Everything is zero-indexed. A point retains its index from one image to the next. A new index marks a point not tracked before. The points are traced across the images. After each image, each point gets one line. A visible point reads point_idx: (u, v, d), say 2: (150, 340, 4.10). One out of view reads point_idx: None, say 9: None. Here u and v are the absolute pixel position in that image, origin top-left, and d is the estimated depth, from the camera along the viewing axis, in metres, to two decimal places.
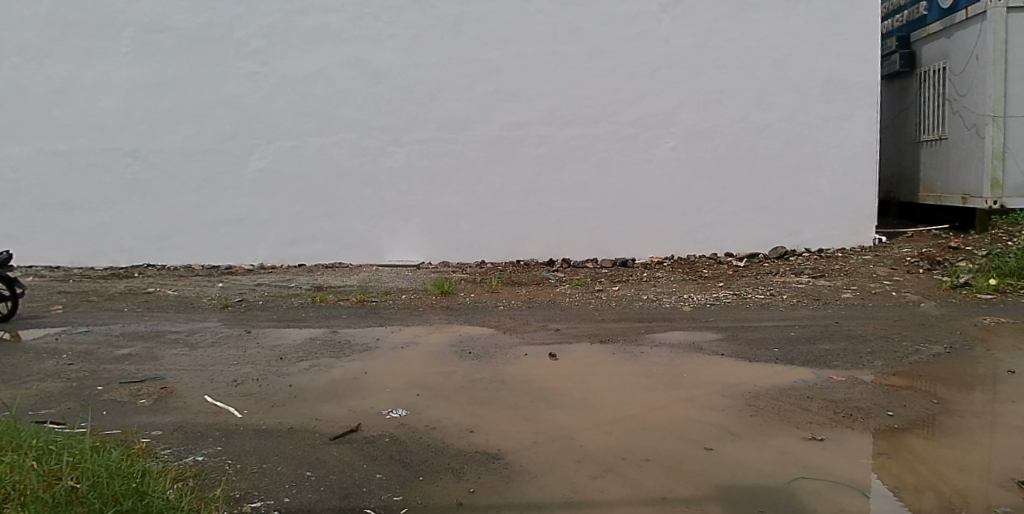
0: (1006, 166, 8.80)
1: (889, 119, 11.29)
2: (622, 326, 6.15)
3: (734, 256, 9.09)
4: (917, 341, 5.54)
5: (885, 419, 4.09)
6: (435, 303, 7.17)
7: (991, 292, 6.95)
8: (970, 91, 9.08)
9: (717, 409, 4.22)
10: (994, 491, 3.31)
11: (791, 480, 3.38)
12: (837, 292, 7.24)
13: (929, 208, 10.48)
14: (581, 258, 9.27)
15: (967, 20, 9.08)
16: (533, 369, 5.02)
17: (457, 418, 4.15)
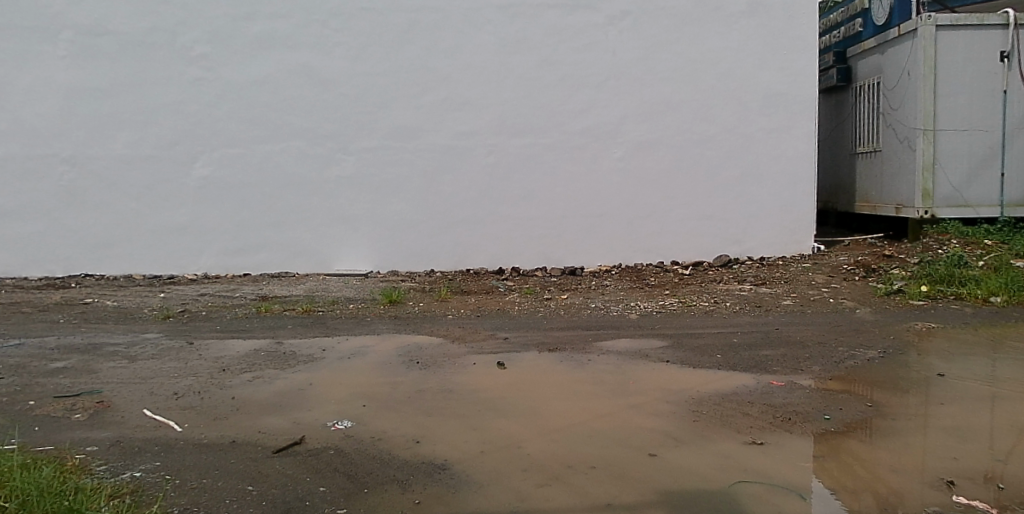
0: (936, 178, 9.17)
1: (826, 132, 11.67)
2: (569, 334, 6.20)
3: (679, 264, 9.25)
4: (853, 346, 5.72)
5: (821, 423, 4.21)
6: (383, 313, 7.12)
7: (923, 298, 7.23)
8: (902, 105, 9.44)
9: (663, 416, 4.29)
10: (924, 491, 3.45)
11: (731, 484, 3.46)
12: (778, 299, 7.43)
13: (865, 218, 10.84)
14: (530, 267, 9.32)
15: (900, 37, 9.45)
16: (482, 378, 5.02)
17: (403, 429, 4.13)
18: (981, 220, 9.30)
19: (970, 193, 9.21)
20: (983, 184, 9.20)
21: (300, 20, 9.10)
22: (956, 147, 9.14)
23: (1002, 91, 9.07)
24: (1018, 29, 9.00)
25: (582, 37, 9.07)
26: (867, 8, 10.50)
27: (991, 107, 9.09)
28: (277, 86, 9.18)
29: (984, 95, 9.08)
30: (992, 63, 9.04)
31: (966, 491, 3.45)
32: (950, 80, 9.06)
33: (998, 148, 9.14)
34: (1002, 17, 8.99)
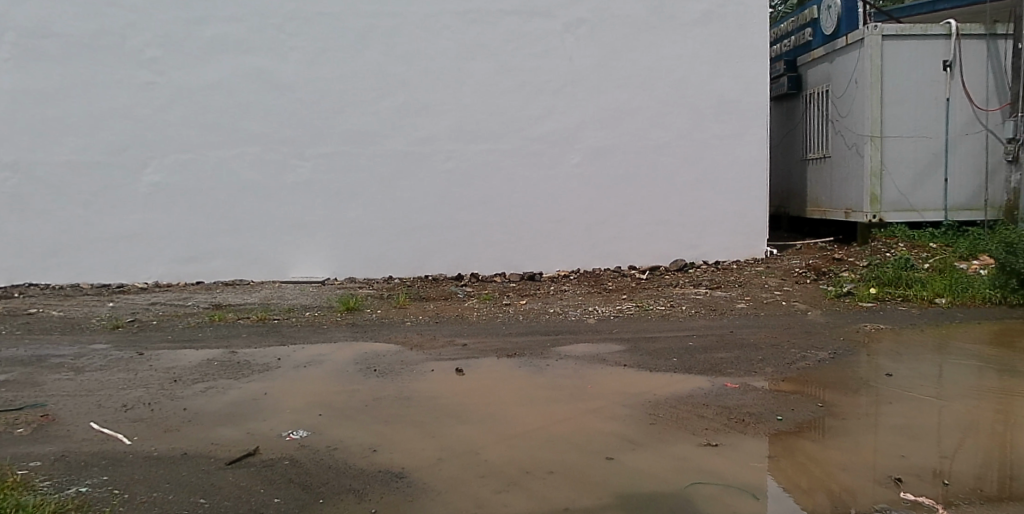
0: (884, 183, 9.44)
1: (778, 138, 11.93)
2: (528, 340, 6.21)
3: (637, 269, 9.34)
4: (804, 348, 5.84)
5: (774, 423, 4.29)
6: (340, 320, 7.05)
7: (871, 300, 7.43)
8: (851, 113, 9.69)
9: (620, 419, 4.32)
10: (874, 489, 3.54)
11: (686, 486, 3.50)
12: (732, 302, 7.56)
13: (816, 222, 11.11)
14: (489, 272, 9.32)
15: (848, 46, 9.71)
16: (440, 385, 5.00)
17: (360, 437, 4.09)
18: (926, 224, 9.59)
19: (916, 198, 9.50)
20: (928, 189, 9.49)
21: (254, 24, 8.98)
22: (902, 154, 9.41)
23: (945, 99, 9.38)
24: (959, 39, 9.32)
25: (539, 43, 9.12)
26: (816, 18, 10.76)
27: (935, 115, 9.39)
28: (230, 90, 9.03)
29: (928, 103, 9.37)
30: (935, 72, 9.34)
31: (913, 487, 3.55)
32: (896, 88, 9.33)
33: (942, 154, 9.44)
34: (944, 28, 9.30)
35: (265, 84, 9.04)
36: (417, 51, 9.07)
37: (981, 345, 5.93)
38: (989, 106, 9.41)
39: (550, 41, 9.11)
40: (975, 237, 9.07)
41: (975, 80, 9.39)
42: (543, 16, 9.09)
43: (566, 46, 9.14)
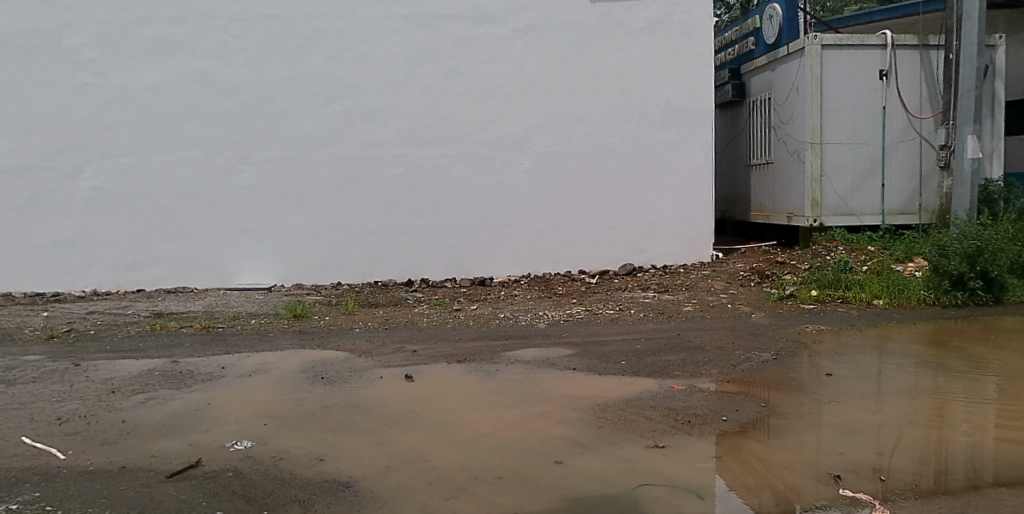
0: (824, 189, 9.71)
1: (723, 144, 12.18)
2: (478, 345, 6.19)
3: (586, 273, 9.42)
4: (749, 350, 5.97)
5: (719, 424, 4.37)
6: (287, 327, 6.93)
7: (812, 302, 7.64)
8: (792, 120, 9.95)
9: (569, 423, 4.35)
10: (815, 486, 3.63)
11: (634, 488, 3.54)
12: (679, 305, 7.68)
13: (760, 226, 11.37)
14: (439, 278, 9.28)
15: (789, 55, 9.97)
16: (389, 392, 4.96)
17: (307, 446, 4.02)
18: (864, 227, 9.91)
19: (855, 203, 9.80)
20: (866, 194, 9.81)
21: (196, 26, 8.78)
22: (840, 160, 9.71)
23: (882, 107, 9.70)
24: (894, 50, 9.66)
25: (488, 49, 9.14)
26: (758, 28, 11.01)
27: (871, 122, 9.71)
28: (172, 93, 8.82)
29: (865, 111, 9.68)
30: (871, 81, 9.66)
31: (852, 484, 3.65)
32: (834, 96, 9.61)
33: (879, 160, 9.77)
34: (880, 38, 9.62)
35: (208, 87, 8.84)
36: None
37: (915, 345, 6.14)
38: (923, 113, 9.80)
39: (499, 47, 9.14)
40: (911, 240, 9.40)
41: (909, 89, 9.74)
42: (492, 22, 9.11)
43: (516, 52, 9.17)
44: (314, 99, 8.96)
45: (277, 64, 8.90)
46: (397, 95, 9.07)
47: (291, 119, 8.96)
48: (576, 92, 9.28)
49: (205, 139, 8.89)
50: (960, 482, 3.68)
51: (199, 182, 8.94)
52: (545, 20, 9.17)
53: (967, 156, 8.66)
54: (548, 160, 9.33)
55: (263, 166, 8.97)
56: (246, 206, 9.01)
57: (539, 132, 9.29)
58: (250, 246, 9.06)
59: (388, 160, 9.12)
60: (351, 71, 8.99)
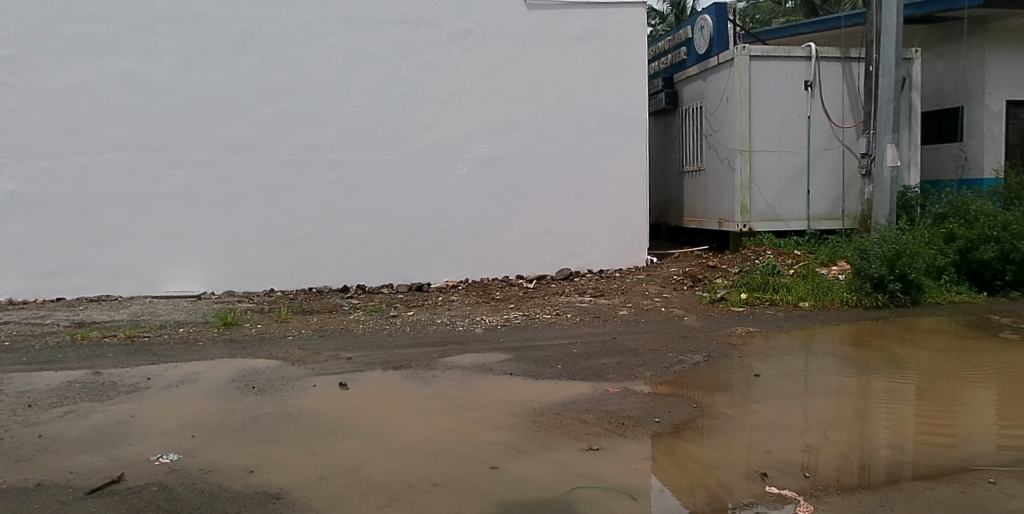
0: (752, 195, 10.01)
1: (657, 152, 12.43)
2: (415, 352, 6.15)
3: (524, 278, 9.46)
4: (681, 352, 6.10)
5: (652, 426, 4.45)
6: (216, 336, 6.73)
7: (742, 305, 7.86)
8: (723, 128, 10.22)
9: (504, 428, 4.35)
10: (743, 485, 3.72)
11: (569, 490, 3.57)
12: (615, 309, 7.79)
13: (693, 231, 11.63)
14: (375, 284, 9.17)
15: (719, 65, 10.25)
16: (324, 400, 4.87)
17: (236, 458, 3.92)
18: (791, 232, 10.24)
19: (782, 208, 10.13)
20: (792, 200, 10.14)
21: (121, 24, 8.48)
22: (768, 167, 10.02)
23: (807, 116, 10.06)
24: (818, 61, 10.04)
25: (424, 54, 9.10)
26: (690, 38, 11.29)
27: (797, 131, 10.06)
28: (95, 95, 8.49)
29: (791, 121, 10.03)
30: (797, 91, 10.01)
31: (777, 481, 3.76)
32: (762, 106, 9.92)
33: (804, 168, 10.12)
34: (805, 50, 9.99)
35: (133, 87, 8.54)
36: (299, 58, 8.85)
37: (840, 346, 6.38)
38: (845, 123, 10.22)
39: (436, 53, 9.12)
40: (834, 244, 9.76)
41: (832, 100, 10.14)
42: (429, 27, 9.08)
43: (453, 57, 9.17)
44: (246, 102, 8.76)
45: (207, 66, 8.67)
46: (332, 99, 8.95)
47: (222, 122, 8.74)
48: (514, 98, 9.34)
49: (130, 142, 8.59)
50: (879, 477, 3.83)
51: (124, 187, 8.62)
52: (482, 27, 9.19)
53: (886, 164, 9.05)
54: (485, 165, 9.34)
55: (192, 170, 8.72)
56: (174, 212, 8.73)
57: (476, 138, 9.30)
58: (178, 253, 8.78)
59: (323, 165, 8.98)
60: (285, 74, 8.83)
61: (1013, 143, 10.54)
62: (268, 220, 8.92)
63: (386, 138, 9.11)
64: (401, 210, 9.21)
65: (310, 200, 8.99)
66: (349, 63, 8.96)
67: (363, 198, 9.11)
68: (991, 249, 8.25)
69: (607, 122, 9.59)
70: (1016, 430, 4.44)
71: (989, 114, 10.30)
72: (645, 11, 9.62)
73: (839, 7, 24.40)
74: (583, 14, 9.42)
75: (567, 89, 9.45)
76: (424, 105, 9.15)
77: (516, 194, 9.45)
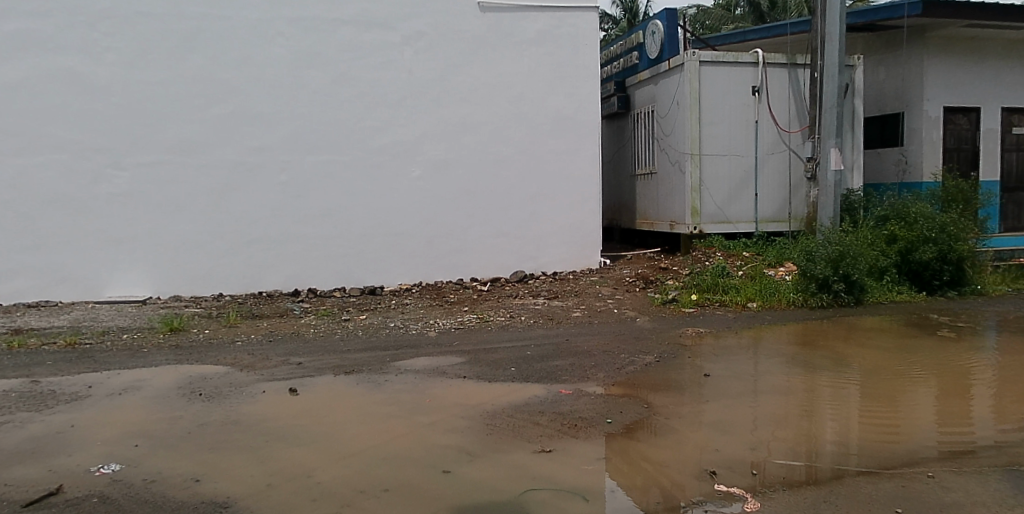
0: (702, 198, 10.17)
1: (610, 155, 12.56)
2: (367, 356, 6.09)
3: (478, 281, 9.45)
4: (633, 353, 6.16)
5: (604, 426, 4.48)
6: (162, 342, 6.56)
7: (693, 306, 7.98)
8: (673, 132, 10.36)
9: (456, 431, 4.34)
10: (693, 484, 3.77)
11: (521, 493, 3.58)
12: (568, 311, 7.84)
13: (645, 234, 11.77)
14: (327, 288, 9.06)
15: (670, 70, 10.40)
16: (274, 406, 4.79)
17: (182, 467, 3.82)
18: (740, 234, 10.45)
19: (731, 211, 10.32)
20: (741, 203, 10.34)
21: (61, 21, 8.21)
22: (717, 170, 10.20)
23: (754, 121, 10.27)
24: (765, 68, 10.27)
25: (377, 55, 9.04)
26: (642, 43, 11.44)
27: (745, 136, 10.26)
28: (34, 93, 8.21)
29: (740, 125, 10.23)
30: (745, 97, 10.22)
31: (726, 480, 3.83)
32: (711, 110, 10.10)
33: (752, 171, 10.34)
34: (752, 56, 10.20)
35: (74, 86, 8.28)
36: (249, 58, 8.69)
37: (787, 345, 6.52)
38: (792, 128, 10.46)
39: (389, 53, 9.06)
40: (781, 246, 9.98)
41: (779, 105, 10.38)
42: (382, 28, 9.02)
43: (406, 58, 9.12)
44: (193, 102, 8.57)
45: (152, 65, 8.45)
46: (283, 100, 8.82)
47: (168, 123, 8.54)
48: (467, 100, 9.33)
49: (70, 142, 8.32)
50: (824, 474, 3.92)
51: (63, 189, 8.34)
52: (436, 28, 9.17)
53: (830, 167, 9.30)
54: (439, 168, 9.31)
55: (136, 172, 8.49)
56: (117, 215, 8.49)
57: (429, 140, 9.26)
58: (121, 257, 8.53)
59: (273, 167, 8.83)
60: (234, 74, 8.67)
61: (950, 147, 10.91)
62: (216, 223, 8.73)
63: (338, 140, 9.00)
64: (353, 213, 9.11)
65: (260, 202, 8.83)
66: (300, 63, 8.84)
67: (314, 201, 8.99)
68: (930, 249, 8.54)
69: (560, 125, 9.65)
70: (954, 425, 4.60)
71: (927, 119, 10.65)
72: (597, 15, 9.71)
73: (785, 14, 25.01)
74: (536, 17, 9.46)
75: (520, 92, 9.48)
76: (376, 107, 9.08)
77: (470, 197, 9.43)
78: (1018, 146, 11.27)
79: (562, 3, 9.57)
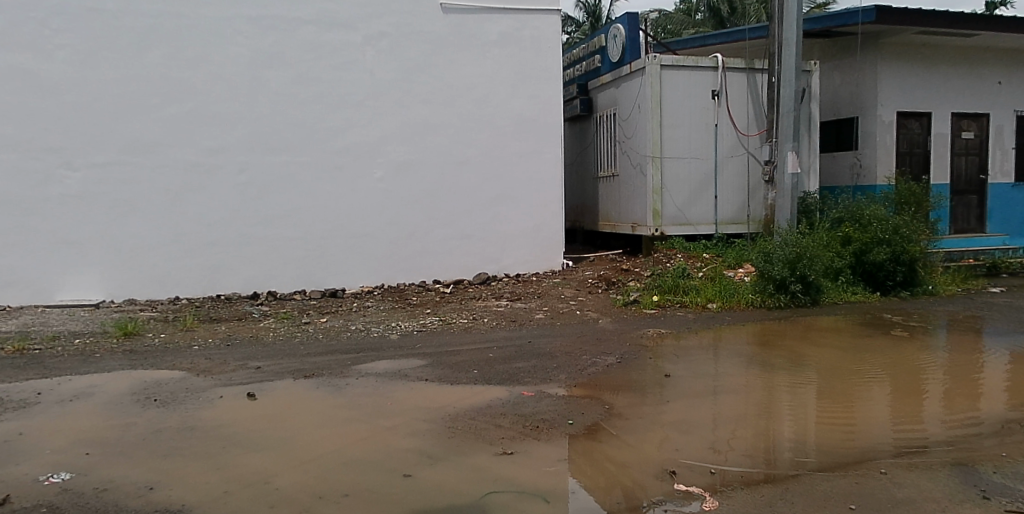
0: (663, 200, 10.28)
1: (573, 157, 12.62)
2: (327, 359, 6.02)
3: (441, 283, 9.41)
4: (595, 354, 6.20)
5: (566, 428, 4.50)
6: (115, 347, 6.40)
7: (654, 307, 8.06)
8: (635, 135, 10.46)
9: (417, 435, 4.31)
10: (653, 484, 3.80)
11: (483, 496, 3.57)
12: (531, 313, 7.85)
13: (607, 236, 11.86)
14: (287, 290, 8.94)
15: (632, 74, 10.50)
16: (232, 412, 4.71)
17: (137, 474, 3.74)
18: (700, 236, 10.58)
19: (691, 213, 10.45)
20: (701, 205, 10.48)
21: (9, 17, 7.97)
22: (678, 173, 10.32)
23: (714, 125, 10.42)
24: (725, 72, 10.42)
25: (338, 55, 8.95)
26: (604, 46, 11.52)
27: (705, 139, 10.40)
28: None
29: (700, 129, 10.37)
30: (704, 100, 10.36)
31: (685, 479, 3.87)
32: (672, 113, 10.21)
33: (712, 174, 10.48)
34: (712, 61, 10.34)
35: (23, 84, 8.04)
36: (206, 57, 8.54)
37: (746, 345, 6.62)
38: (750, 131, 10.63)
39: (350, 54, 8.99)
40: (741, 247, 10.13)
41: (738, 109, 10.54)
42: (343, 28, 8.94)
43: (368, 59, 9.05)
44: (148, 101, 8.39)
45: (105, 63, 8.25)
46: (241, 100, 8.68)
47: (123, 122, 8.34)
48: (429, 102, 9.29)
49: (19, 142, 8.08)
50: (781, 472, 3.99)
51: (11, 189, 8.09)
52: (398, 29, 9.12)
53: (788, 170, 9.47)
54: (401, 169, 9.25)
55: (89, 173, 8.28)
56: (69, 216, 8.26)
57: (391, 141, 9.20)
58: (73, 260, 8.31)
59: (231, 168, 8.69)
60: (191, 73, 8.50)
61: (903, 151, 11.19)
62: (173, 224, 8.56)
63: (297, 141, 8.89)
64: (313, 214, 9.01)
65: (218, 204, 8.68)
66: (260, 62, 8.71)
67: (274, 202, 8.87)
68: (884, 250, 8.74)
69: (523, 127, 9.67)
70: (907, 422, 4.71)
71: (880, 124, 10.91)
72: (559, 18, 9.75)
73: (745, 20, 25.39)
74: (498, 19, 9.47)
75: (483, 94, 9.47)
76: (337, 108, 8.99)
77: (432, 199, 9.39)
78: (968, 150, 11.60)
79: (525, 5, 9.59)
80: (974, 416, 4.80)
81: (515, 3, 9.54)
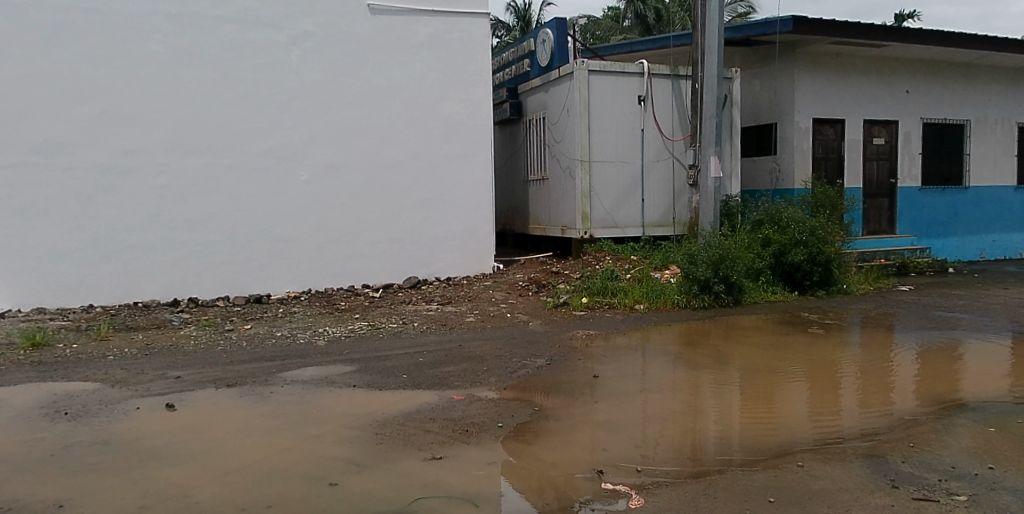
0: (592, 203, 10.42)
1: (503, 160, 12.67)
2: (251, 367, 5.85)
3: (370, 287, 9.29)
4: (525, 357, 6.23)
5: (495, 430, 4.50)
6: (21, 359, 6.06)
7: (583, 308, 8.17)
8: (564, 139, 10.57)
9: (344, 442, 4.24)
10: (580, 483, 3.84)
11: (411, 501, 3.54)
12: (461, 316, 7.83)
13: (538, 238, 11.94)
14: (209, 297, 8.65)
15: (560, 78, 10.61)
16: (150, 424, 4.53)
17: (45, 492, 3.56)
18: (628, 238, 10.78)
19: (620, 216, 10.63)
20: (629, 208, 10.66)
21: None
22: (606, 176, 10.48)
23: (641, 129, 10.62)
24: (650, 78, 10.64)
25: (262, 55, 8.74)
26: (533, 50, 11.61)
27: (632, 143, 10.60)
28: None
29: (627, 133, 10.56)
30: (631, 105, 10.55)
31: (612, 478, 3.92)
32: (600, 118, 10.37)
33: (639, 177, 10.68)
34: (638, 67, 10.54)
35: None
36: (121, 54, 8.20)
37: (672, 345, 6.77)
38: (675, 136, 10.89)
39: (275, 54, 8.79)
40: (667, 249, 10.36)
41: (663, 114, 10.78)
42: (268, 27, 8.73)
43: (293, 59, 8.86)
44: (58, 100, 7.99)
45: (10, 59, 7.82)
46: (159, 100, 8.38)
47: (29, 122, 7.92)
48: (357, 103, 9.17)
49: None
50: (704, 467, 4.09)
51: None
52: (324, 30, 8.96)
53: (710, 175, 9.74)
54: (329, 172, 9.10)
55: None
56: None
57: (318, 143, 9.04)
58: None
59: (149, 170, 8.36)
60: (105, 70, 8.15)
61: (819, 156, 11.67)
62: (85, 228, 8.17)
63: (220, 142, 8.64)
64: (237, 218, 8.76)
65: (134, 207, 8.34)
66: (179, 60, 8.42)
67: (195, 205, 8.58)
68: (801, 251, 9.08)
69: (453, 130, 9.64)
70: (823, 417, 4.90)
71: (797, 130, 11.34)
72: (488, 22, 9.77)
73: (670, 28, 25.98)
74: (427, 21, 9.42)
75: (412, 96, 9.41)
76: (262, 108, 8.78)
77: (361, 201, 9.27)
78: (879, 155, 12.18)
79: (454, 8, 9.57)
80: (885, 409, 5.03)
81: (443, 6, 9.52)
